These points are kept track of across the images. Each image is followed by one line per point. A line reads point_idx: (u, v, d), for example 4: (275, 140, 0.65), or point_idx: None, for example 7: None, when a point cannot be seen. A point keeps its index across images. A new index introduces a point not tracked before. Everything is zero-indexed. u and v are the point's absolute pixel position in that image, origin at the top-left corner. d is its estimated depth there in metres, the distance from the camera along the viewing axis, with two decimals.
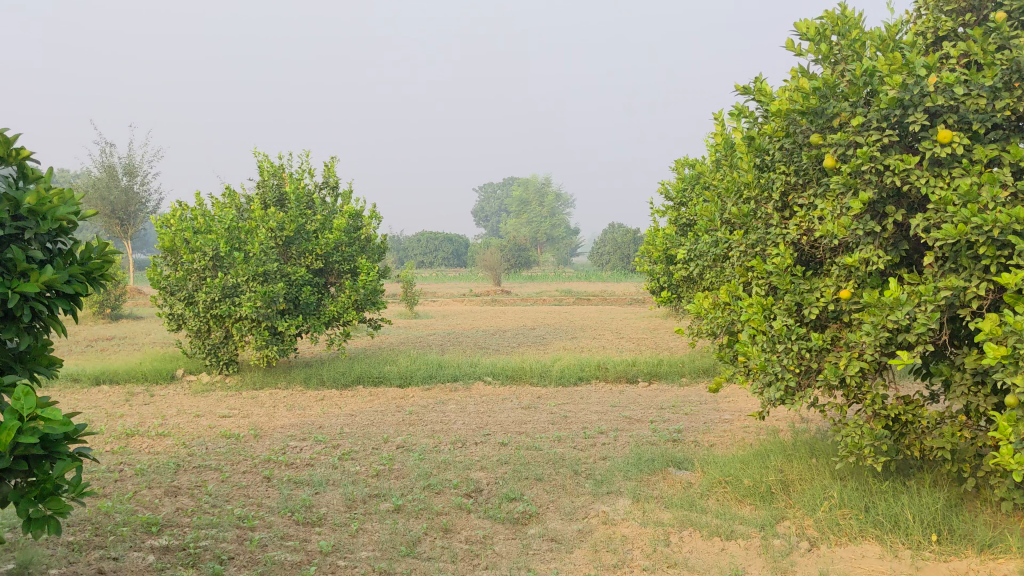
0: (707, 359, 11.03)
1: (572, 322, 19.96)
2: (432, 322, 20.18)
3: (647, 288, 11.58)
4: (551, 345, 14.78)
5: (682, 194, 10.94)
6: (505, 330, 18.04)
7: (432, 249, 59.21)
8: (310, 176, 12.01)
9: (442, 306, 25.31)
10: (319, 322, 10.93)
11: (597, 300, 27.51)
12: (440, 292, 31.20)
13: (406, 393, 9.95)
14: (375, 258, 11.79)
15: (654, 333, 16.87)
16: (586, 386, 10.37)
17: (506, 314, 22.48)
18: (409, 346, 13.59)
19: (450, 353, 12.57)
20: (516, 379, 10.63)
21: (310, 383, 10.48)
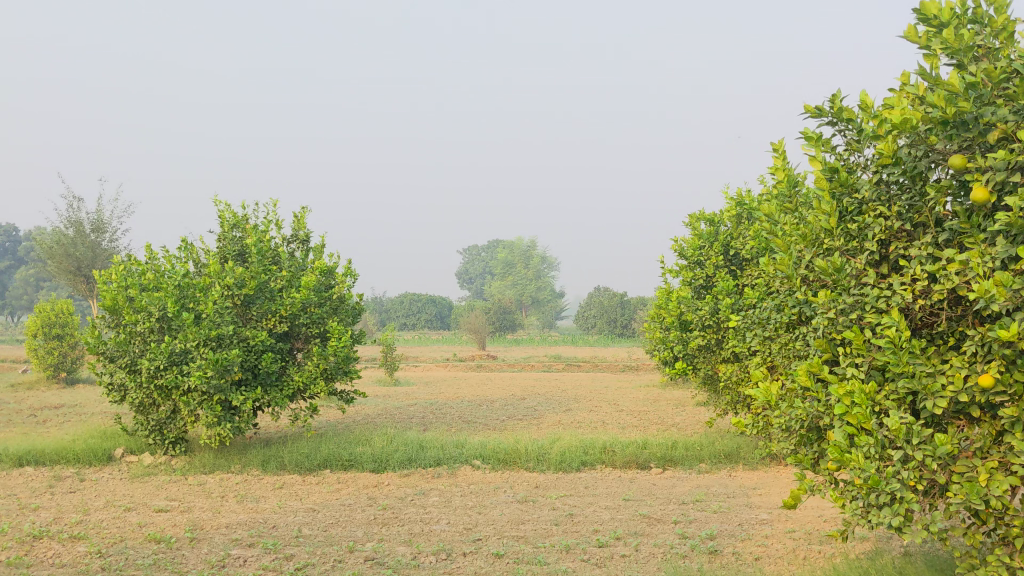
0: (727, 442, 9.62)
1: (564, 392, 18.50)
2: (413, 390, 18.68)
3: (657, 358, 10.20)
4: (544, 420, 13.31)
5: (698, 252, 9.61)
6: (492, 401, 16.55)
7: (415, 311, 57.79)
8: (277, 228, 10.68)
9: (423, 372, 23.80)
10: (281, 395, 9.48)
11: (587, 367, 26.07)
12: (421, 357, 29.71)
13: (380, 481, 8.50)
14: (349, 321, 10.39)
15: (655, 406, 15.47)
16: (590, 473, 8.93)
17: (492, 382, 20.97)
18: (386, 420, 12.09)
19: (432, 430, 11.09)
20: (508, 463, 9.18)
21: (269, 467, 8.99)
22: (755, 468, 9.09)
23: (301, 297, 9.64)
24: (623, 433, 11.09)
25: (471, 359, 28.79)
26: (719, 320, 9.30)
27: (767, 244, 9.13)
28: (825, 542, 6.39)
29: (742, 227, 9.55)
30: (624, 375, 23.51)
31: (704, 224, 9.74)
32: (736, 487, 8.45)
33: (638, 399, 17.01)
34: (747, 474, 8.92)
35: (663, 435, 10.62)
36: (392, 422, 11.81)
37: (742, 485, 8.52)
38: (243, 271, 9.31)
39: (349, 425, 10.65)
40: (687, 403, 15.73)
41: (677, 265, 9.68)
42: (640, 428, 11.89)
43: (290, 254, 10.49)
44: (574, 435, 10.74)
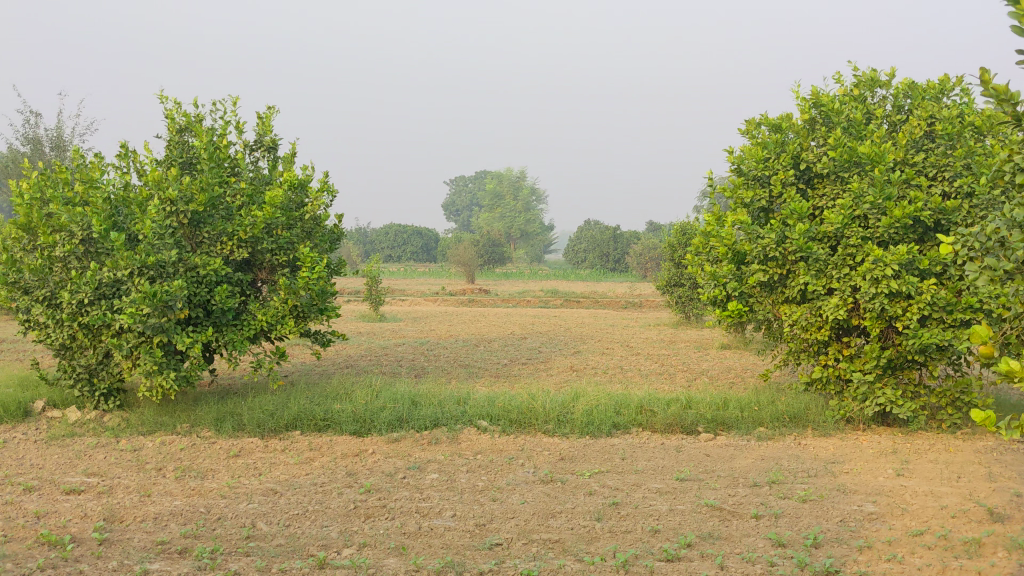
0: (789, 399, 7.87)
1: (568, 331, 16.71)
2: (401, 327, 16.85)
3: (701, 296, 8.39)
4: (554, 367, 11.50)
5: (760, 165, 7.74)
6: (490, 341, 14.76)
7: (401, 242, 55.87)
8: (237, 131, 8.78)
9: (412, 307, 21.97)
10: (240, 338, 7.63)
11: (587, 303, 24.29)
12: (408, 290, 27.89)
13: (361, 450, 6.72)
14: (326, 248, 8.52)
15: (675, 349, 13.70)
16: (626, 440, 7.14)
17: (487, 319, 19.15)
18: (371, 367, 10.28)
19: (427, 380, 9.29)
20: (521, 425, 7.40)
21: (224, 429, 7.19)
22: (828, 435, 7.35)
23: (264, 217, 7.72)
24: (655, 387, 9.30)
25: (463, 292, 26.92)
26: (784, 250, 7.51)
27: (850, 155, 7.34)
28: (976, 555, 4.62)
29: (815, 135, 7.75)
30: (629, 312, 21.74)
31: (766, 131, 7.89)
32: (813, 462, 6.69)
33: (651, 339, 15.23)
34: (819, 443, 7.18)
35: (704, 389, 8.84)
36: (379, 371, 9.98)
37: (818, 458, 6.77)
38: (188, 181, 7.41)
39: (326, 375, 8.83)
40: (709, 346, 13.96)
41: (731, 181, 7.83)
42: (671, 380, 10.11)
43: (252, 164, 8.58)
44: (598, 390, 8.96)
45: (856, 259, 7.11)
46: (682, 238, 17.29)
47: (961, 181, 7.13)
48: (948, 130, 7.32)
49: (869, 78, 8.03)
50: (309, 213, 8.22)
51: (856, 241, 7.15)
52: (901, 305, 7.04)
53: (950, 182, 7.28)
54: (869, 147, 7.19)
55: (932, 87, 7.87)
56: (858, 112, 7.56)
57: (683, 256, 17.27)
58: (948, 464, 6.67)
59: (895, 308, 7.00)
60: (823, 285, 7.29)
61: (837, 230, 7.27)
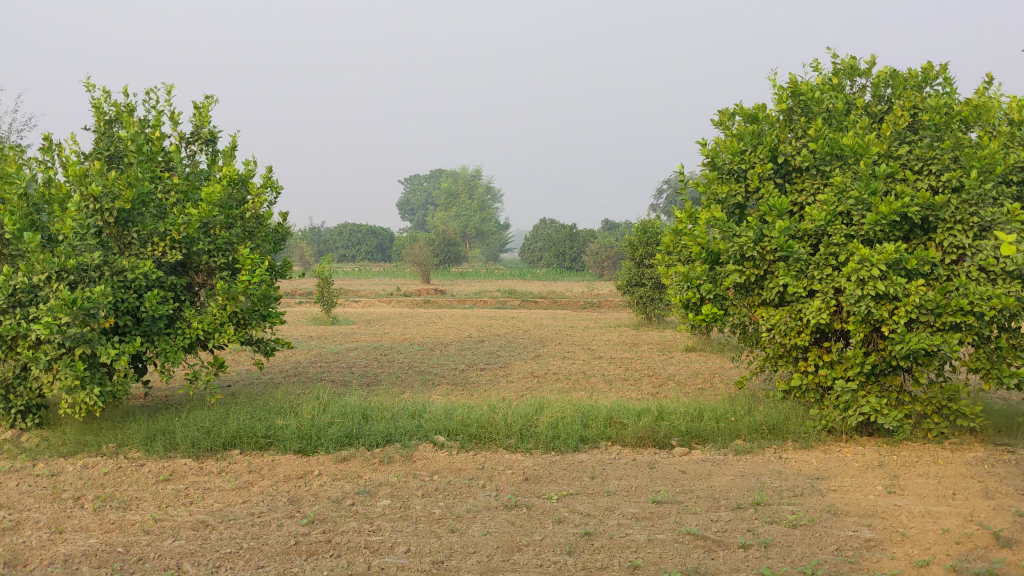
0: (767, 408, 7.38)
1: (526, 333, 16.16)
2: (354, 331, 16.19)
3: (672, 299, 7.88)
4: (513, 372, 10.93)
5: (736, 158, 7.24)
6: (446, 345, 14.17)
7: (354, 241, 54.99)
8: (172, 122, 8.10)
9: (364, 309, 21.29)
10: (173, 348, 6.96)
11: (545, 303, 23.76)
12: (361, 290, 27.18)
13: (306, 471, 6.10)
14: (268, 249, 7.86)
15: (638, 352, 13.22)
16: (596, 456, 6.59)
17: (443, 321, 18.54)
18: (319, 377, 9.65)
19: (379, 391, 8.68)
20: (481, 440, 6.82)
21: (154, 449, 6.52)
22: (810, 447, 6.87)
23: (199, 215, 7.05)
24: (623, 396, 8.77)
25: (418, 293, 26.26)
26: (762, 250, 7.03)
27: (832, 147, 6.88)
28: None
29: (794, 126, 7.29)
30: (587, 312, 21.26)
31: (741, 122, 7.40)
32: (797, 478, 6.20)
33: (613, 341, 14.73)
34: (802, 457, 6.69)
35: (675, 398, 8.32)
36: (328, 381, 9.34)
37: (802, 474, 6.29)
38: (114, 176, 6.73)
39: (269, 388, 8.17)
40: (673, 349, 13.49)
41: (704, 176, 7.32)
42: (637, 388, 9.59)
43: (189, 159, 7.90)
44: (561, 399, 8.40)
45: (840, 259, 6.64)
46: (643, 237, 16.82)
47: (949, 175, 6.69)
48: (934, 121, 6.87)
49: (849, 67, 7.58)
50: (250, 210, 7.57)
51: (840, 239, 6.68)
52: (887, 308, 6.59)
53: (936, 176, 6.84)
54: (853, 138, 6.72)
55: (914, 76, 7.42)
56: (839, 102, 7.10)
57: (644, 255, 16.81)
58: (940, 478, 6.22)
59: (883, 311, 6.53)
60: (804, 287, 6.81)
61: (819, 227, 6.80)
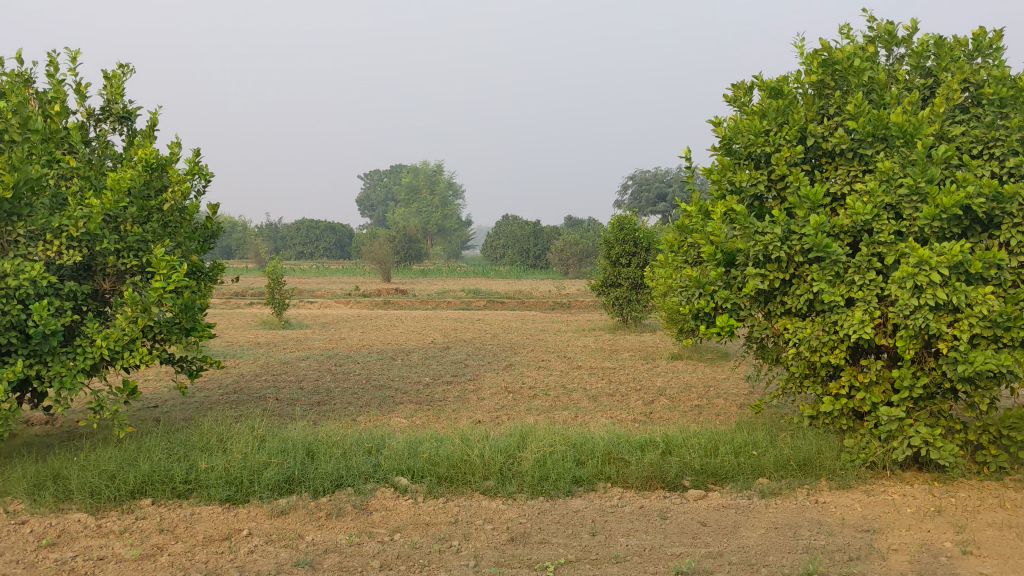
0: (792, 439, 6.20)
1: (494, 338, 14.91)
2: (308, 336, 14.80)
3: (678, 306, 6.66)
4: (484, 387, 9.68)
5: (756, 140, 6.05)
6: (409, 353, 12.86)
7: (312, 238, 53.33)
8: (79, 97, 6.75)
9: (320, 310, 19.88)
10: (70, 371, 5.61)
11: (511, 304, 22.53)
12: (317, 291, 25.70)
13: (232, 533, 4.81)
14: (193, 249, 6.54)
15: (620, 360, 12.00)
16: (595, 504, 5.36)
17: (405, 324, 17.21)
18: (262, 401, 8.31)
19: (330, 418, 7.38)
20: (453, 483, 5.57)
21: (41, 499, 5.18)
22: (849, 488, 5.69)
23: (104, 206, 5.72)
24: (616, 422, 7.54)
25: (377, 293, 24.86)
26: (790, 250, 5.86)
27: (875, 125, 5.71)
28: None
29: (826, 102, 6.12)
30: (557, 313, 20.05)
31: (762, 97, 6.22)
32: (845, 532, 5.02)
33: (589, 347, 13.55)
34: (842, 501, 5.51)
35: (677, 426, 7.11)
36: (270, 407, 8.01)
37: (849, 526, 5.12)
38: None
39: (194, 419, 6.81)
40: (657, 356, 12.33)
41: (719, 161, 6.13)
42: (627, 409, 8.37)
43: (97, 140, 6.56)
44: (545, 426, 7.16)
45: (888, 261, 5.47)
46: (619, 234, 15.67)
47: (1018, 159, 5.55)
48: (997, 95, 5.73)
49: (886, 32, 6.41)
50: (169, 202, 6.24)
51: (888, 237, 5.51)
52: (946, 320, 5.43)
53: (999, 161, 5.71)
54: (902, 115, 5.56)
55: (965, 44, 6.28)
56: (881, 72, 5.94)
57: (620, 253, 15.66)
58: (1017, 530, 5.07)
59: (941, 324, 5.36)
60: (842, 294, 5.64)
61: (860, 222, 5.63)
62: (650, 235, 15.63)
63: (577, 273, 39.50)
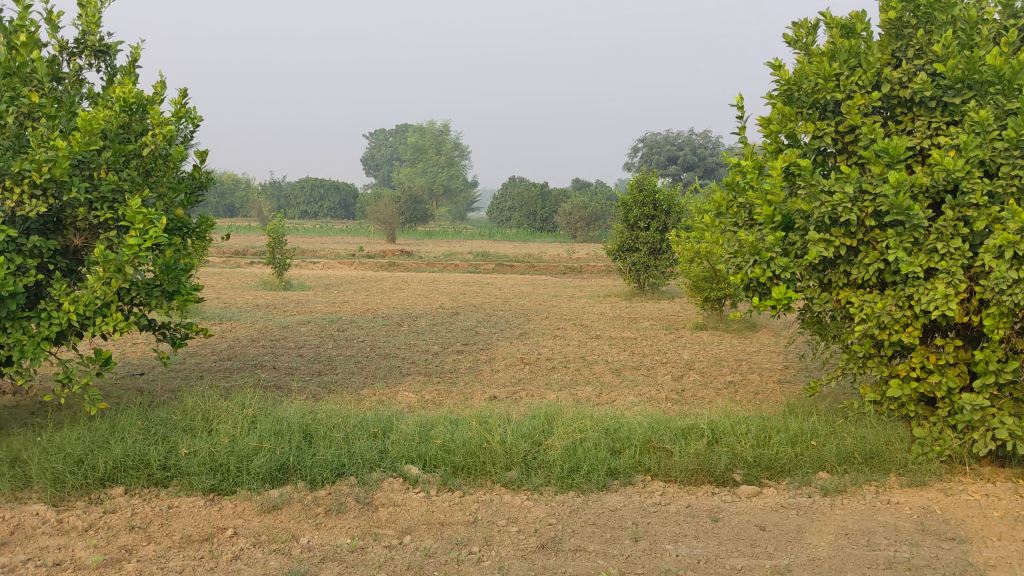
0: (854, 427, 5.46)
1: (505, 304, 14.17)
2: (309, 299, 14.05)
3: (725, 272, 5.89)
4: (498, 358, 8.96)
5: (825, 84, 5.26)
6: (417, 318, 12.12)
7: (316, 197, 52.48)
8: (51, 27, 5.97)
9: (322, 271, 19.13)
10: (33, 339, 4.89)
11: (521, 268, 21.75)
12: (319, 251, 24.93)
13: (214, 534, 4.11)
14: (178, 202, 5.79)
15: (641, 329, 11.26)
16: (635, 501, 4.64)
17: (411, 287, 16.45)
18: (256, 373, 7.59)
19: (331, 394, 6.65)
20: (470, 474, 4.85)
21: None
22: (923, 486, 4.97)
23: (72, 149, 4.96)
24: (647, 402, 6.81)
25: (381, 254, 24.07)
26: (861, 212, 5.09)
27: (967, 69, 4.92)
28: None
29: (905, 42, 5.32)
30: (568, 278, 19.31)
31: (831, 37, 5.43)
32: (929, 541, 4.31)
33: (606, 315, 12.82)
34: (917, 502, 4.79)
35: (717, 409, 6.38)
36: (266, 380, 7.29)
37: (932, 533, 4.40)
38: None
39: (179, 393, 6.09)
40: (679, 326, 11.60)
41: (780, 109, 5.35)
42: (656, 386, 7.64)
43: (70, 77, 5.79)
44: (570, 405, 6.44)
45: (979, 226, 4.71)
46: (638, 196, 14.87)
47: None
48: None
49: None
50: (150, 146, 5.48)
51: (979, 198, 4.75)
52: None
53: None
54: (1001, 57, 4.77)
55: None
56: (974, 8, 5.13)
57: (638, 216, 14.89)
58: None
59: None
60: (921, 263, 4.88)
61: (946, 181, 4.86)
62: (671, 197, 14.84)
63: (585, 237, 38.68)
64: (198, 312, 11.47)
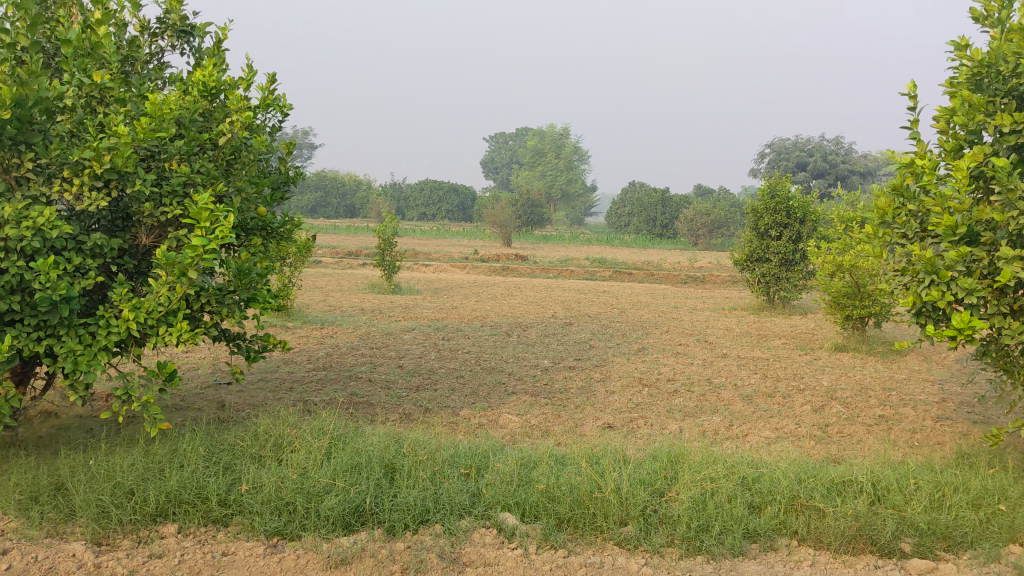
0: None
1: (623, 315, 13.31)
2: (418, 303, 13.50)
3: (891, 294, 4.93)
4: (614, 377, 8.14)
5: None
6: (528, 328, 11.39)
7: (434, 199, 52.50)
8: (133, 6, 5.47)
9: (433, 275, 18.62)
10: (90, 350, 4.34)
11: (640, 275, 20.80)
12: (432, 253, 24.49)
13: None
14: (261, 199, 5.18)
15: (772, 349, 10.26)
16: (780, 572, 3.74)
17: (525, 294, 15.75)
18: (350, 391, 6.97)
19: (426, 420, 5.96)
20: (578, 529, 4.06)
21: (36, 519, 3.93)
22: None
23: (136, 137, 4.40)
24: (787, 441, 5.89)
25: (496, 258, 23.43)
26: None
27: None
28: None
29: None
30: (690, 288, 18.28)
31: None
32: None
33: (732, 331, 11.82)
34: None
35: (873, 456, 5.41)
36: (357, 400, 6.65)
37: None
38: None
39: (257, 413, 5.49)
40: (815, 347, 10.53)
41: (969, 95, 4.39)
42: (794, 420, 6.69)
43: (148, 59, 5.27)
44: (697, 444, 5.58)
45: None
46: (770, 202, 13.86)
47: None
48: None
49: None
50: (227, 136, 4.88)
51: None
52: None
53: None
54: None
55: None
56: None
57: (770, 224, 13.86)
58: None
59: None
60: None
61: None
62: (806, 204, 13.71)
63: (707, 244, 37.33)
64: (302, 315, 11.00)
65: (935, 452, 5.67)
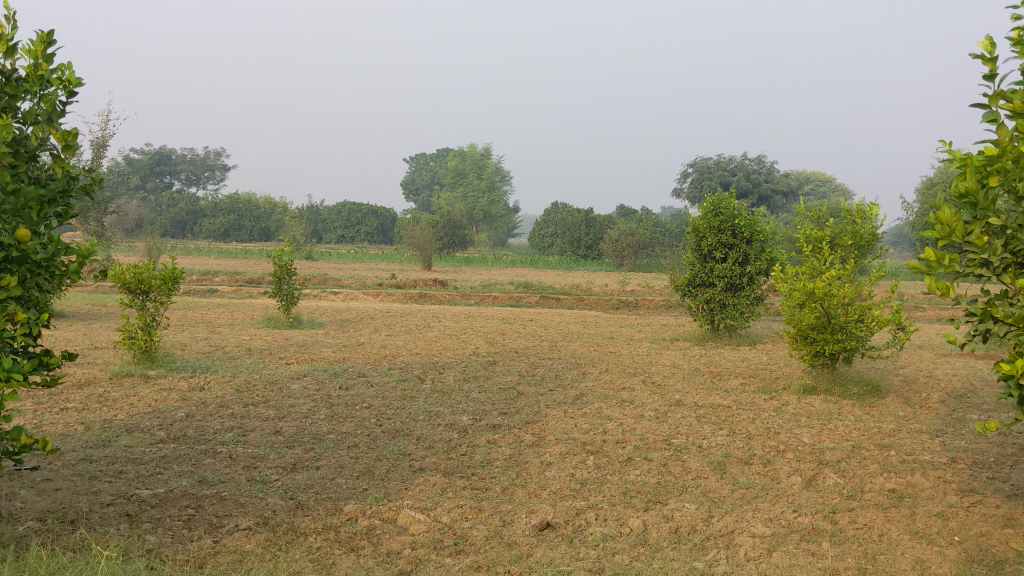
0: None
1: (553, 349, 11.66)
2: (318, 340, 11.67)
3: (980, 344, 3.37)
4: (549, 441, 6.44)
5: None
6: (443, 370, 9.64)
7: (352, 221, 50.46)
8: None
9: (342, 304, 16.73)
10: None
11: (568, 301, 19.23)
12: (346, 279, 22.53)
13: None
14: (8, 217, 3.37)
15: (730, 392, 8.69)
16: None
17: (442, 325, 14.03)
18: (198, 479, 5.14)
19: (292, 535, 4.19)
20: None
21: None
22: None
23: None
24: (795, 550, 4.25)
25: (412, 284, 21.55)
26: None
27: None
28: None
29: None
30: (623, 315, 16.77)
31: None
32: None
33: (680, 367, 10.26)
34: None
35: None
36: (202, 494, 4.82)
37: None
38: None
39: (14, 546, 3.60)
40: (779, 388, 9.01)
41: None
42: (791, 506, 5.07)
43: None
44: (677, 570, 3.89)
45: None
46: (713, 221, 12.43)
47: None
48: None
49: None
50: None
51: None
52: None
53: None
54: None
55: None
56: None
57: (714, 245, 12.43)
58: None
59: None
60: None
61: None
62: (753, 222, 12.27)
63: (633, 265, 36.05)
64: (170, 360, 9.09)
65: (1000, 566, 4.09)
